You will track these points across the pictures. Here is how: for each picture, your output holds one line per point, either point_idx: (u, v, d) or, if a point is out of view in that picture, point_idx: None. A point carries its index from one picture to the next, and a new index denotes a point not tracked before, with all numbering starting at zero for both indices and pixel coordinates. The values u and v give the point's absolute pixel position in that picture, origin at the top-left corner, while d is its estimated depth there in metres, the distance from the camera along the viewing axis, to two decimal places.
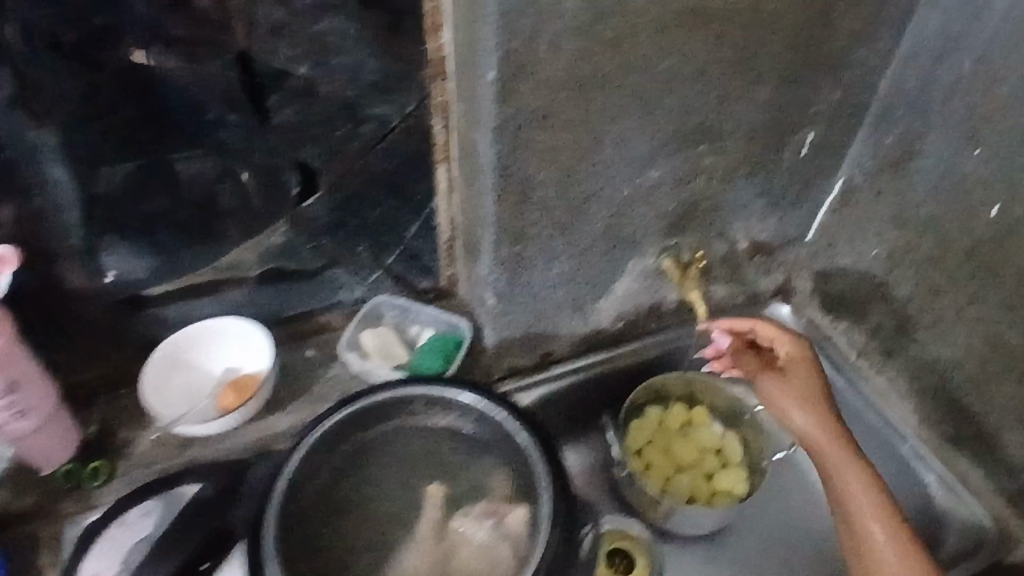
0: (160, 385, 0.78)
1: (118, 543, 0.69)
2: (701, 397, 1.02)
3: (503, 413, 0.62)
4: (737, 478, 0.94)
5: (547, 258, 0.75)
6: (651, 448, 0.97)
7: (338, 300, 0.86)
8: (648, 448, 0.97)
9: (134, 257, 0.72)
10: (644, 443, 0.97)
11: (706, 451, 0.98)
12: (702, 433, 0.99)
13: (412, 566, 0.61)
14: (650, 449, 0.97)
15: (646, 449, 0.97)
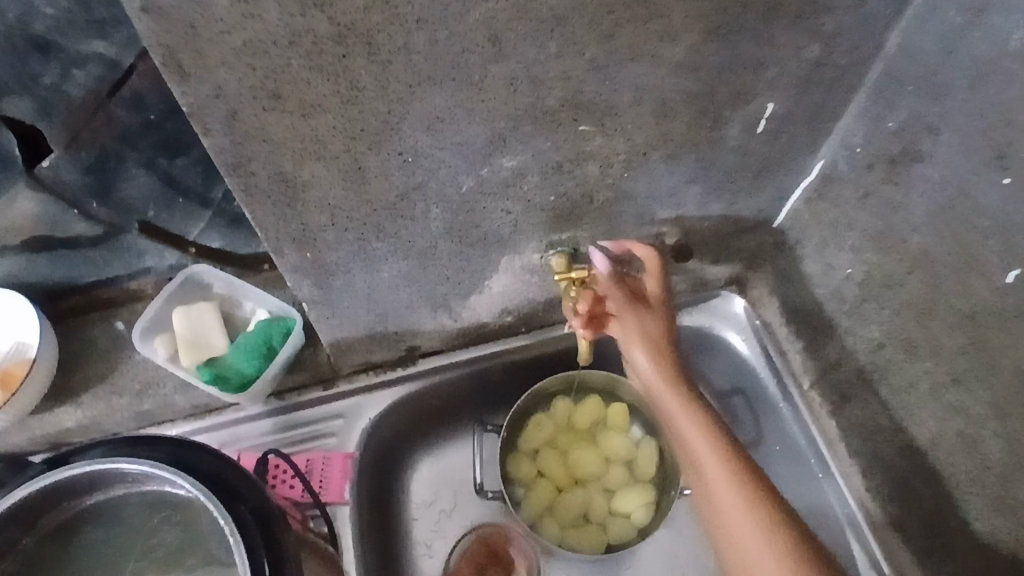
0: None
1: None
2: (624, 391, 0.78)
3: (224, 518, 0.46)
4: (641, 502, 0.73)
5: (368, 262, 0.55)
6: (546, 451, 0.75)
7: (147, 267, 0.69)
8: (543, 452, 0.75)
9: None
10: (538, 444, 0.76)
11: (615, 462, 0.76)
12: (616, 439, 0.76)
13: None
14: (544, 453, 0.75)
15: (540, 452, 0.75)
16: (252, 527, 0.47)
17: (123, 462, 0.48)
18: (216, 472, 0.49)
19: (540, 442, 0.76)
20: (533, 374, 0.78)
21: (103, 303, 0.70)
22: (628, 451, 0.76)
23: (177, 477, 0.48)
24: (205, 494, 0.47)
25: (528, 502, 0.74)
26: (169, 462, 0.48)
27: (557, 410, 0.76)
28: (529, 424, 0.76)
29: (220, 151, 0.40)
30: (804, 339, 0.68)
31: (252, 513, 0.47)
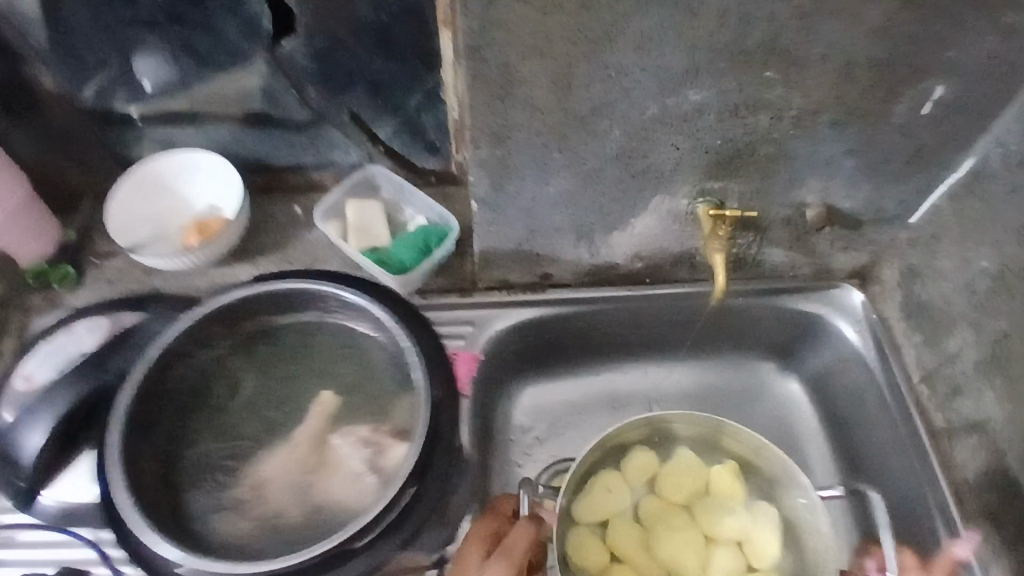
0: (128, 210, 0.75)
1: (58, 351, 0.69)
2: (727, 443, 0.73)
3: (410, 342, 0.54)
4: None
5: (542, 172, 0.62)
6: (625, 524, 0.68)
7: (331, 160, 0.78)
8: (615, 523, 0.68)
9: (133, 70, 0.67)
10: (613, 510, 0.69)
11: (720, 542, 0.68)
12: (722, 516, 0.68)
13: (271, 475, 0.52)
14: (621, 524, 0.68)
15: (613, 525, 0.68)
16: (432, 356, 0.53)
17: (330, 283, 0.55)
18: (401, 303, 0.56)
19: (612, 505, 0.69)
20: (655, 325, 0.82)
21: (283, 186, 0.79)
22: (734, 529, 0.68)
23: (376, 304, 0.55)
24: (394, 317, 0.54)
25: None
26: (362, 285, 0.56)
27: (632, 469, 0.70)
28: (601, 482, 0.69)
29: (469, 31, 0.48)
30: (922, 332, 0.72)
31: (434, 346, 0.54)
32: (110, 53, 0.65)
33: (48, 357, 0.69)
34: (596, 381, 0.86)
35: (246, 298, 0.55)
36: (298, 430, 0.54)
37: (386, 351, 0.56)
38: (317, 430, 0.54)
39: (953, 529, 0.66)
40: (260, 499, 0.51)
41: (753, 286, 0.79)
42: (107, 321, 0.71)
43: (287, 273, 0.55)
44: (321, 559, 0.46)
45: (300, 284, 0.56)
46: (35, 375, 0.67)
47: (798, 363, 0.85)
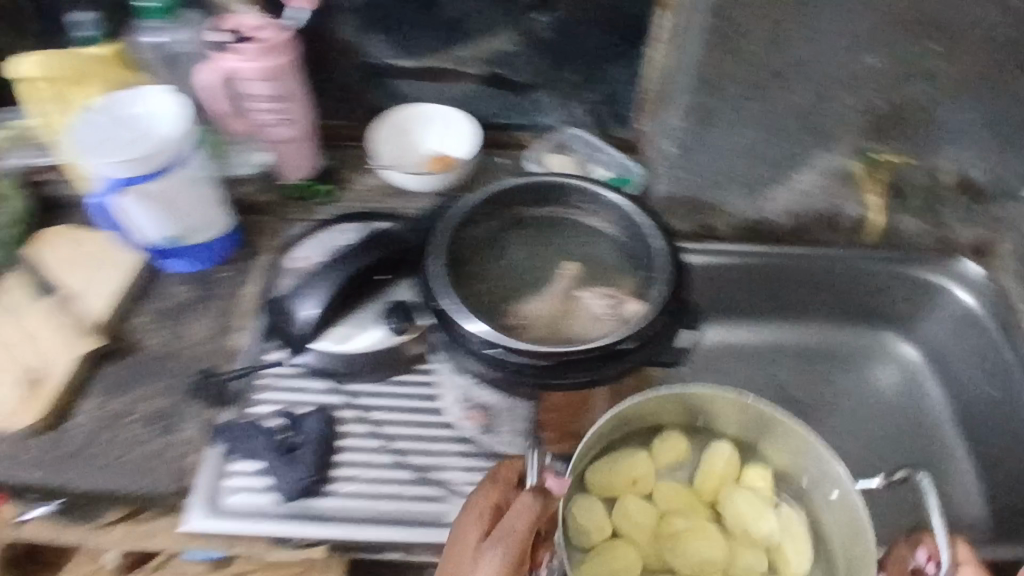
0: (384, 141, 0.93)
1: (324, 241, 0.87)
2: (762, 447, 0.72)
3: (648, 226, 0.69)
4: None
5: (736, 119, 0.80)
6: (642, 501, 0.68)
7: (538, 122, 0.96)
8: (626, 494, 0.68)
9: (415, 30, 0.88)
10: (630, 490, 0.68)
11: (729, 531, 0.70)
12: (739, 506, 0.69)
13: (533, 309, 0.68)
14: (636, 500, 0.67)
15: (625, 498, 0.67)
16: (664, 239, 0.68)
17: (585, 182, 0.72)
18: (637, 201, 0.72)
19: (630, 483, 0.68)
20: (802, 287, 0.96)
21: (493, 141, 0.96)
22: (755, 520, 0.68)
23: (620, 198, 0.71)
24: (635, 209, 0.70)
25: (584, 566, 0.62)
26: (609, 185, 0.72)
27: (663, 454, 0.70)
28: (636, 467, 0.68)
29: None
30: None
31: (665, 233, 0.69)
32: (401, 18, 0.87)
33: (323, 245, 0.87)
34: (738, 332, 1.00)
35: (521, 187, 0.72)
36: (551, 284, 0.71)
37: (622, 237, 0.71)
38: (567, 284, 0.71)
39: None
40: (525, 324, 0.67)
41: (886, 253, 0.93)
42: (361, 225, 0.89)
43: (555, 169, 0.72)
44: (584, 354, 0.61)
45: (561, 180, 0.73)
46: (309, 256, 0.85)
47: (915, 332, 0.98)
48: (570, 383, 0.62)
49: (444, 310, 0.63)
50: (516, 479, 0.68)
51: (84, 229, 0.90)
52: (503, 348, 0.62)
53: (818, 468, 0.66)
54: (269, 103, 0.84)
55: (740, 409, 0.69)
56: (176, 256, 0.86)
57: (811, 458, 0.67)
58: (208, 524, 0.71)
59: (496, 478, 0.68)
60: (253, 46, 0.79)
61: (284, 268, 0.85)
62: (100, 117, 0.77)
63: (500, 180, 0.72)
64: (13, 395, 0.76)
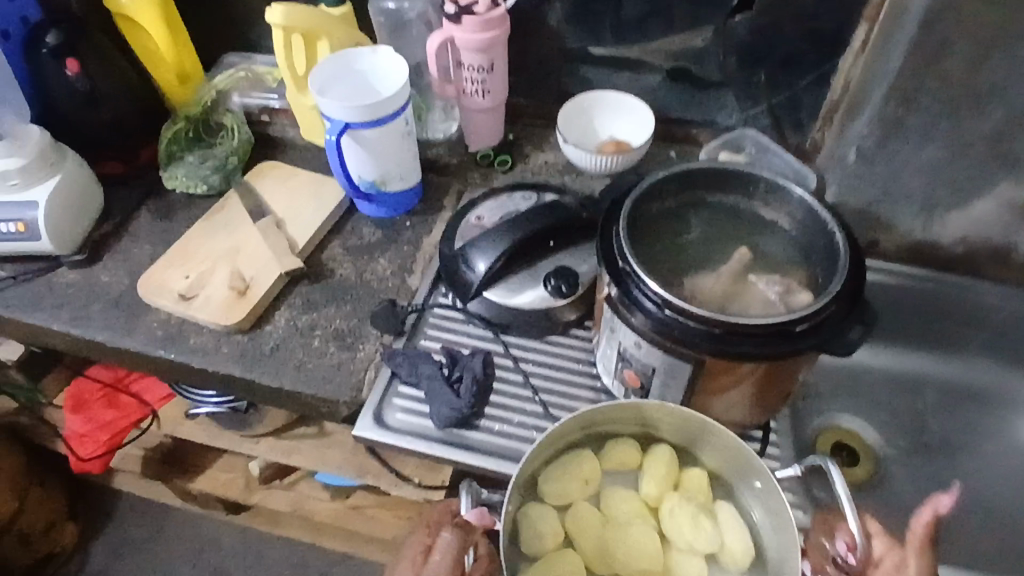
0: (564, 122, 0.99)
1: (501, 206, 0.94)
2: (702, 456, 0.69)
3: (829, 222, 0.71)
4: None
5: (922, 136, 0.81)
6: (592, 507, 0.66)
7: (714, 121, 1.01)
8: (579, 500, 0.66)
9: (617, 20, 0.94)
10: (581, 493, 0.67)
11: (669, 541, 0.65)
12: (672, 510, 0.65)
13: (705, 285, 0.71)
14: (587, 505, 0.66)
15: (578, 504, 0.66)
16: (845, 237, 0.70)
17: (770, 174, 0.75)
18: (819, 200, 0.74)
19: (583, 484, 0.66)
20: (964, 322, 0.94)
21: (668, 135, 1.01)
22: (699, 529, 0.64)
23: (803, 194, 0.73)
24: (817, 205, 0.72)
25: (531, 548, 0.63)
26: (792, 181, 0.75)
27: (613, 460, 0.68)
28: (591, 467, 0.67)
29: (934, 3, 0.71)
30: None
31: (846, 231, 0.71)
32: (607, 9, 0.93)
33: (499, 210, 0.94)
34: (882, 357, 1.00)
35: (705, 173, 0.76)
36: (722, 266, 0.74)
37: (798, 232, 0.74)
38: (738, 268, 0.73)
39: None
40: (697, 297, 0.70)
41: None
42: (535, 195, 0.96)
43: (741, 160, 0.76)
44: (762, 328, 0.62)
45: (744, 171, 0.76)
46: (486, 216, 0.93)
47: None
48: (744, 355, 0.63)
49: (628, 271, 0.67)
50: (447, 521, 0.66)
51: (294, 168, 1.02)
52: (682, 311, 0.64)
53: (738, 462, 0.66)
54: (476, 73, 0.92)
55: (683, 420, 0.67)
56: (369, 200, 0.96)
57: (733, 457, 0.66)
58: (375, 434, 0.77)
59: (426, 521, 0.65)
60: (475, 18, 0.88)
61: (462, 224, 0.93)
62: (332, 67, 0.90)
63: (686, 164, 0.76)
64: (225, 296, 0.87)
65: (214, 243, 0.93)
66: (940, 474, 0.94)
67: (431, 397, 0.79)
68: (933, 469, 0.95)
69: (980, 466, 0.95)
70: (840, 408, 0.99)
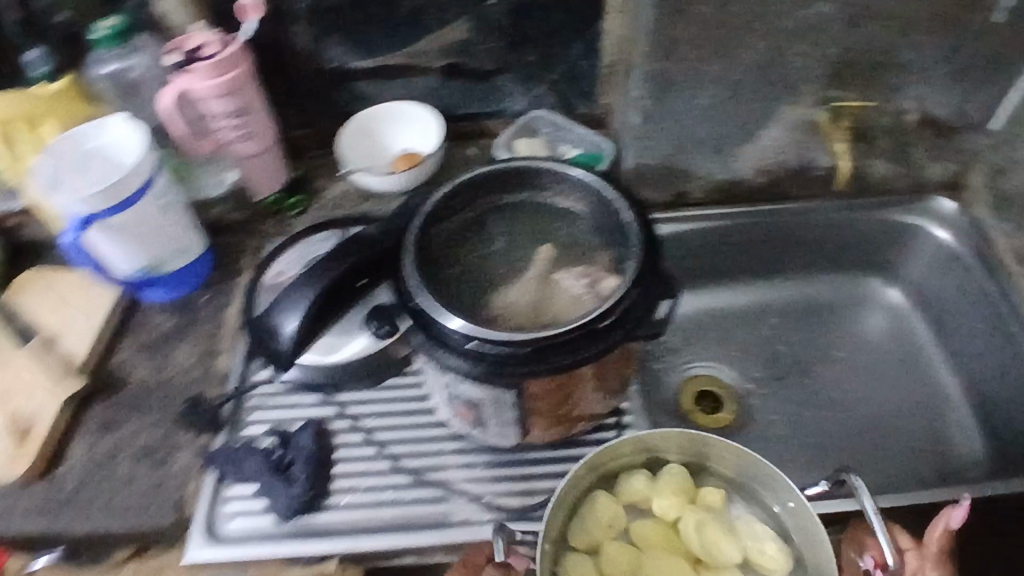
0: (350, 144, 0.92)
1: (298, 255, 0.85)
2: (715, 473, 0.64)
3: (617, 199, 0.69)
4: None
5: (697, 85, 0.79)
6: (618, 547, 0.59)
7: (501, 108, 0.95)
8: (607, 543, 0.59)
9: (366, 32, 0.87)
10: (607, 536, 0.60)
11: (707, 566, 0.59)
12: (708, 534, 0.59)
13: (514, 297, 0.68)
14: (616, 544, 0.59)
15: (606, 546, 0.59)
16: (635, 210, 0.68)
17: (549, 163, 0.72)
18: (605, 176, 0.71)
19: (607, 527, 0.60)
20: (782, 243, 0.97)
21: (462, 133, 0.96)
22: (735, 548, 0.59)
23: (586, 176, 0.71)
24: (601, 184, 0.70)
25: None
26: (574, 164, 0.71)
27: (629, 493, 0.61)
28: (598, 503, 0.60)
29: None
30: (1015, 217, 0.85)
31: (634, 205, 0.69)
32: (354, 21, 0.86)
33: (297, 260, 0.85)
34: (721, 296, 1.01)
35: (487, 175, 0.71)
36: (529, 269, 0.70)
37: (593, 214, 0.71)
38: (544, 268, 0.70)
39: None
40: (507, 311, 0.66)
41: (854, 200, 0.94)
42: (334, 233, 0.87)
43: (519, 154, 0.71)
44: (571, 335, 0.60)
45: (525, 165, 0.72)
46: (284, 271, 0.84)
47: (897, 276, 0.99)
48: (560, 368, 0.60)
49: (424, 309, 0.61)
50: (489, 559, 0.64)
51: (59, 270, 0.89)
52: (486, 339, 0.60)
53: (753, 471, 0.61)
54: (229, 120, 0.82)
55: (734, 453, 0.61)
56: (153, 286, 0.86)
57: (746, 464, 0.61)
58: (210, 553, 0.69)
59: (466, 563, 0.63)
60: (207, 62, 0.78)
61: (260, 287, 0.83)
62: (56, 151, 0.78)
63: (465, 172, 0.71)
64: (3, 447, 0.75)
65: None
66: (807, 397, 0.94)
67: (265, 490, 0.72)
68: (804, 385, 0.95)
69: (847, 368, 0.96)
70: (693, 357, 0.99)
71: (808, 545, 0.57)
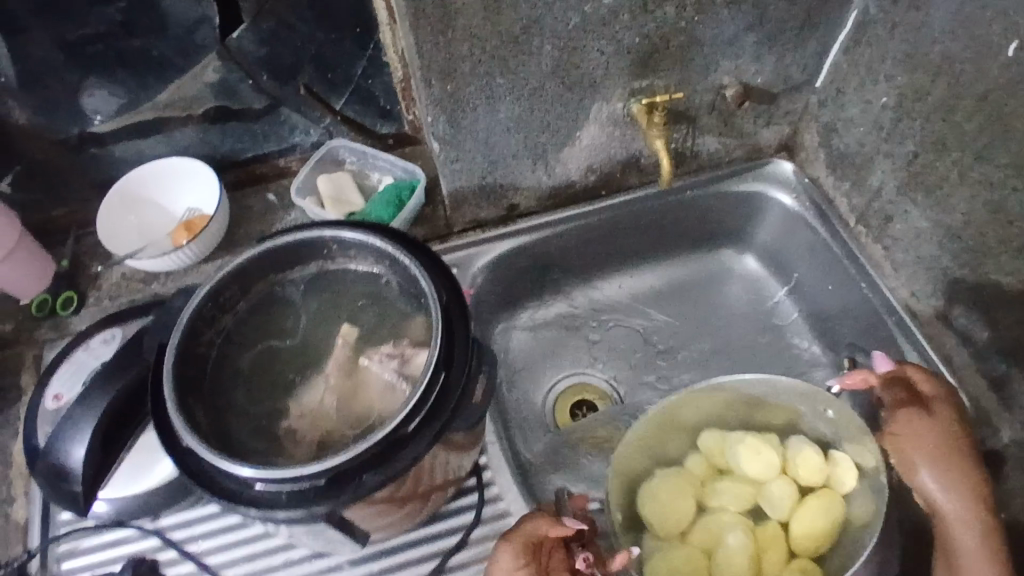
0: (120, 219, 0.80)
1: (76, 369, 0.73)
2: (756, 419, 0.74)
3: (410, 261, 0.59)
4: (822, 510, 0.66)
5: (488, 101, 0.70)
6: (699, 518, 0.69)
7: (294, 143, 0.84)
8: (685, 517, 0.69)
9: (102, 91, 0.75)
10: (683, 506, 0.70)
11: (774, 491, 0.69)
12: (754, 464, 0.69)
13: (314, 400, 0.58)
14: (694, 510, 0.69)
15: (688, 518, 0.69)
16: (433, 273, 0.59)
17: (327, 230, 0.61)
18: (397, 233, 0.61)
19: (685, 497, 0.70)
20: (627, 234, 0.90)
21: (256, 177, 0.83)
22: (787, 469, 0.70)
23: (372, 238, 0.60)
24: (391, 247, 0.59)
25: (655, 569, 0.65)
26: (357, 226, 0.61)
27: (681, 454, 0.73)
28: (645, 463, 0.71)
29: None
30: (850, 176, 0.81)
31: (434, 264, 0.60)
32: (87, 69, 0.72)
33: (76, 374, 0.72)
34: (579, 298, 0.93)
35: (257, 258, 0.61)
36: (329, 359, 0.60)
37: (392, 280, 0.61)
38: (346, 354, 0.60)
39: (907, 327, 0.77)
40: (308, 419, 0.57)
41: (695, 180, 0.87)
42: (118, 331, 0.74)
43: (289, 226, 0.61)
44: (372, 452, 0.50)
45: (301, 236, 0.61)
46: (64, 393, 0.71)
47: (751, 245, 0.93)
48: (369, 492, 0.50)
49: (196, 451, 0.51)
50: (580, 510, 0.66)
51: None
52: (271, 480, 0.49)
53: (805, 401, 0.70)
54: None
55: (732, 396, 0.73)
56: None
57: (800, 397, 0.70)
58: None
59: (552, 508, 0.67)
60: None
61: (39, 416, 0.71)
62: None
63: (230, 260, 0.60)
64: None
65: None
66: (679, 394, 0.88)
67: None
68: (674, 378, 0.89)
69: (716, 349, 0.90)
70: (553, 373, 0.90)
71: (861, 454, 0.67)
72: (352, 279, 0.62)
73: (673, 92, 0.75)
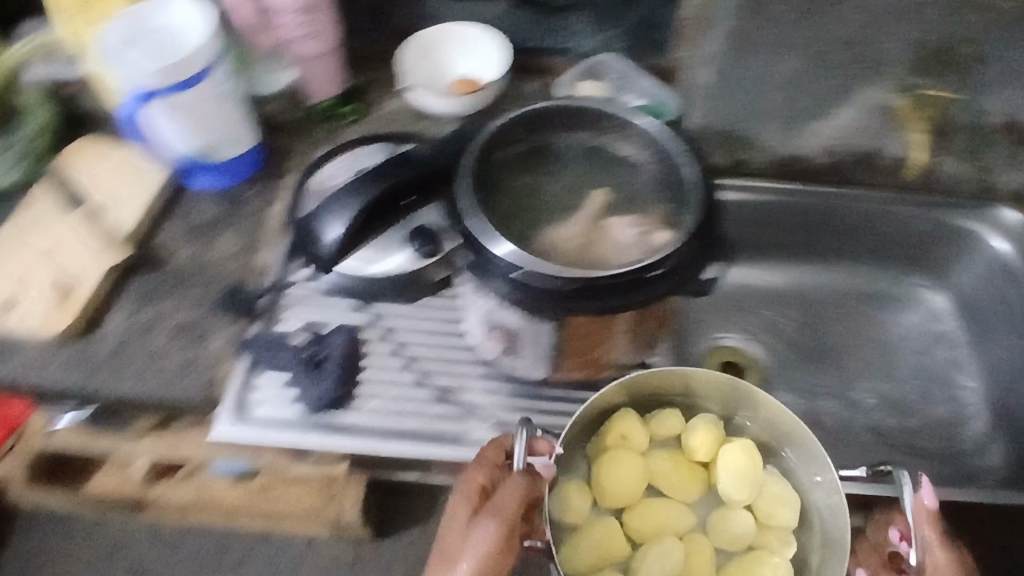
0: (413, 59, 0.92)
1: (349, 164, 0.86)
2: (744, 421, 0.69)
3: (679, 152, 0.67)
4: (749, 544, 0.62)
5: (776, 50, 0.76)
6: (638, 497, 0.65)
7: (569, 48, 0.95)
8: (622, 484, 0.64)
9: None
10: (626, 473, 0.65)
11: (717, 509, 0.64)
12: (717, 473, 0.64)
13: (561, 233, 0.67)
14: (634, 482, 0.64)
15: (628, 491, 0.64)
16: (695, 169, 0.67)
17: (614, 110, 0.70)
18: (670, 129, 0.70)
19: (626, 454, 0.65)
20: (834, 228, 0.93)
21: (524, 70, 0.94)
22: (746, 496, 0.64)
23: (649, 126, 0.69)
24: (665, 137, 0.68)
25: (565, 545, 0.60)
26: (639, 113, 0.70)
27: (656, 427, 0.66)
28: (614, 425, 0.65)
29: None
30: None
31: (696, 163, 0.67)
32: None
33: (347, 167, 0.85)
34: (762, 273, 0.98)
35: (547, 112, 0.71)
36: (579, 210, 0.69)
37: (650, 166, 0.69)
38: (596, 210, 0.69)
39: None
40: (552, 244, 0.66)
41: (921, 198, 0.90)
42: (386, 147, 0.86)
43: (583, 95, 0.70)
44: (616, 279, 0.59)
45: (590, 107, 0.71)
46: (333, 178, 0.84)
47: (947, 280, 0.95)
48: (602, 309, 0.60)
49: (474, 232, 0.61)
50: (507, 459, 0.64)
51: (109, 146, 0.91)
52: (529, 271, 0.60)
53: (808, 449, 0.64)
54: (291, 15, 0.82)
55: (729, 387, 0.66)
56: (203, 173, 0.86)
57: (806, 443, 0.64)
58: (237, 433, 0.73)
59: (482, 457, 0.63)
60: None
61: (309, 189, 0.85)
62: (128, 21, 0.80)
63: (528, 105, 0.70)
64: (48, 300, 0.78)
65: (31, 243, 0.83)
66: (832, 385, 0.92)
67: (297, 388, 0.75)
68: (836, 368, 0.94)
69: (877, 357, 0.95)
70: (710, 328, 0.96)
71: (833, 522, 0.61)
72: (614, 157, 0.71)
73: (941, 100, 0.79)
